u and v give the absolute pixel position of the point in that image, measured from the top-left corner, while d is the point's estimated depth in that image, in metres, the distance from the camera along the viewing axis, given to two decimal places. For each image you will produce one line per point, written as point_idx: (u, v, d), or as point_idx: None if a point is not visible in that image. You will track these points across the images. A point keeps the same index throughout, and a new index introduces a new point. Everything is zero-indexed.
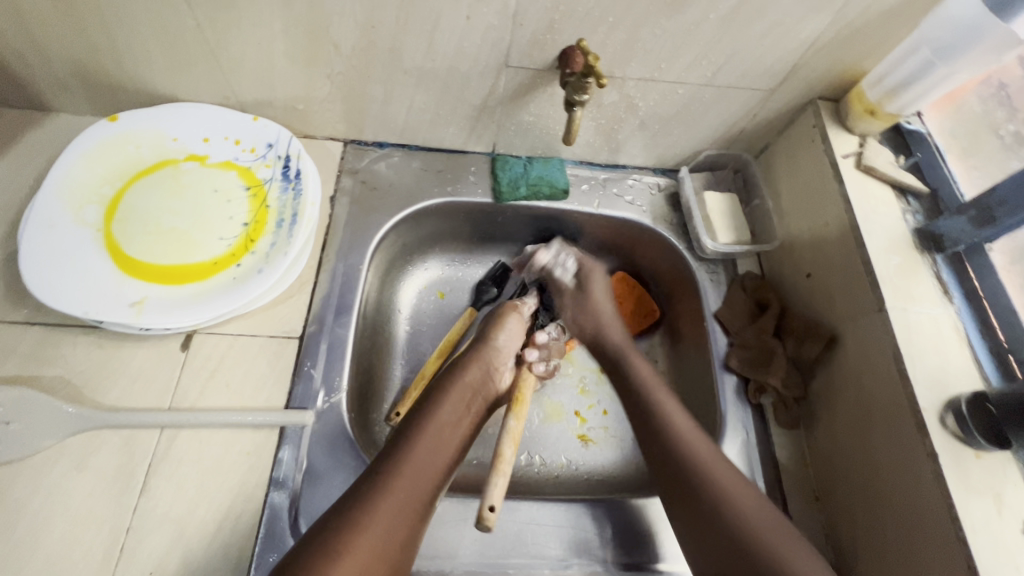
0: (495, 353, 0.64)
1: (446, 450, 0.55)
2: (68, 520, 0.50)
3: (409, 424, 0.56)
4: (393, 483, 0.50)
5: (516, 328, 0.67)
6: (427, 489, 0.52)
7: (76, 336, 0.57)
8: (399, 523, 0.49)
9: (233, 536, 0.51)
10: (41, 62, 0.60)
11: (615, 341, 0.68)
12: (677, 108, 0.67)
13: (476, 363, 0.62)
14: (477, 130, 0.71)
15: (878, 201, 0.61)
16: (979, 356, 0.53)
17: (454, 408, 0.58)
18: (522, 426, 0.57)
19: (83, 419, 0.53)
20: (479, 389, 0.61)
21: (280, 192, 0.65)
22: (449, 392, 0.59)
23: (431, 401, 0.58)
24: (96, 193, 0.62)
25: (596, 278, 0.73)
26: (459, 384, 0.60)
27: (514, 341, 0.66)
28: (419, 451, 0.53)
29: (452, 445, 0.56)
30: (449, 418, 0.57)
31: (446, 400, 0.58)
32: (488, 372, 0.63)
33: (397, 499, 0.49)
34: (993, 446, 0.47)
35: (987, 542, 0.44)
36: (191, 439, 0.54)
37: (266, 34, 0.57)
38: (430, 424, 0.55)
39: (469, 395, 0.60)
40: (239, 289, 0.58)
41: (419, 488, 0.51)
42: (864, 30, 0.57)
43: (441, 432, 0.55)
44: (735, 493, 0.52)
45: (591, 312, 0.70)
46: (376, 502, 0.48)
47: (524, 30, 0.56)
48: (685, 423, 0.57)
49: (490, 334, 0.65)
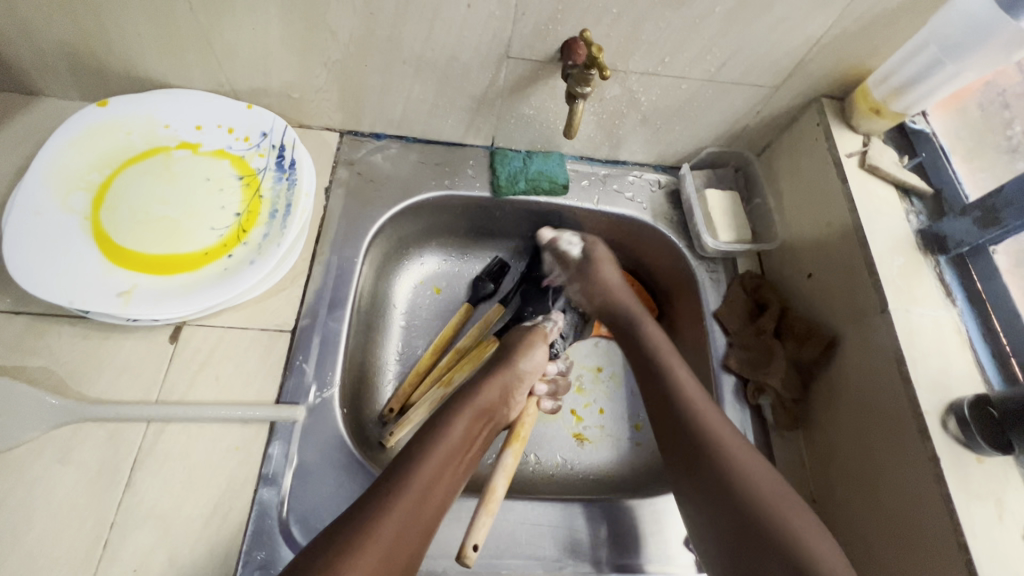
0: (515, 379, 0.62)
1: (454, 472, 0.54)
2: (51, 515, 0.48)
3: (421, 439, 0.54)
4: (401, 500, 0.48)
5: (540, 360, 0.65)
6: (435, 510, 0.50)
7: (61, 326, 0.56)
8: (405, 543, 0.47)
9: (220, 533, 0.50)
10: (28, 43, 0.58)
11: (626, 307, 0.69)
12: (680, 104, 0.66)
13: (495, 384, 0.61)
14: (476, 122, 0.70)
15: (881, 201, 0.60)
16: (981, 359, 0.52)
17: (467, 427, 0.57)
18: (516, 463, 0.59)
19: (66, 411, 0.51)
20: (492, 416, 0.61)
21: (274, 182, 0.64)
22: (463, 409, 0.58)
23: (443, 418, 0.57)
24: (84, 179, 0.60)
25: (601, 250, 0.73)
26: (473, 406, 0.59)
27: (536, 369, 0.65)
28: (428, 468, 0.52)
29: (461, 466, 0.55)
30: (462, 440, 0.56)
31: (459, 419, 0.57)
32: (504, 397, 0.62)
33: (404, 516, 0.48)
34: (995, 450, 0.46)
35: (989, 547, 0.43)
36: (178, 433, 0.53)
37: (262, 19, 0.55)
38: (444, 444, 0.54)
39: (481, 418, 0.59)
40: (231, 280, 0.57)
41: (426, 508, 0.50)
42: (871, 27, 0.56)
43: (454, 454, 0.54)
44: (769, 492, 0.50)
45: (599, 283, 0.71)
46: (384, 517, 0.47)
47: (525, 20, 0.55)
48: (711, 414, 0.56)
49: (515, 357, 0.64)
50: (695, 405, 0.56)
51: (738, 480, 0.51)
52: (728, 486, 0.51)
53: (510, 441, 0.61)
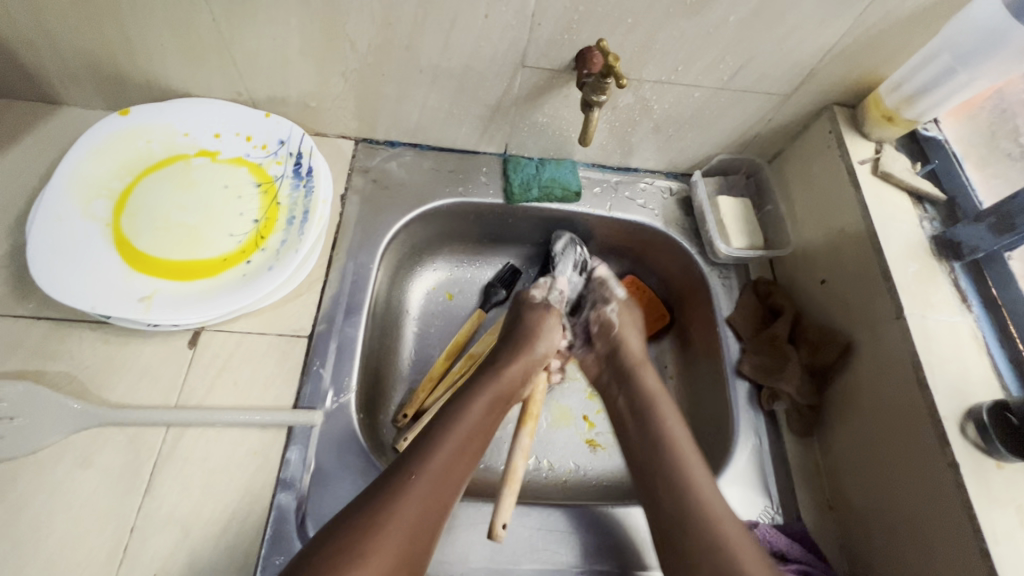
0: (534, 359, 0.63)
1: (474, 452, 0.54)
2: (71, 519, 0.49)
3: (440, 420, 0.54)
4: (422, 479, 0.49)
5: (557, 337, 0.66)
6: (455, 486, 0.51)
7: (82, 331, 0.56)
8: (427, 519, 0.48)
9: (239, 537, 0.50)
10: (54, 53, 0.59)
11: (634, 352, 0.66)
12: (692, 112, 0.67)
13: (518, 365, 0.62)
14: (490, 130, 0.71)
15: (895, 208, 0.60)
16: (998, 365, 0.52)
17: (488, 406, 0.57)
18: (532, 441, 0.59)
19: (87, 416, 0.52)
20: (511, 396, 0.61)
21: (291, 188, 0.65)
22: (484, 389, 0.58)
23: (462, 399, 0.57)
24: (105, 186, 0.61)
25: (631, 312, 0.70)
26: (494, 385, 0.59)
27: (552, 346, 0.65)
28: (448, 448, 0.52)
29: (481, 446, 0.55)
30: (482, 419, 0.56)
31: (478, 400, 0.57)
32: (523, 376, 0.62)
33: (425, 494, 0.48)
34: (1015, 456, 0.46)
35: (1011, 554, 0.43)
36: (197, 438, 0.53)
37: (282, 29, 0.56)
38: (464, 424, 0.55)
39: (502, 396, 0.59)
40: (249, 285, 0.57)
41: (448, 487, 0.50)
42: (882, 36, 0.57)
43: (474, 434, 0.55)
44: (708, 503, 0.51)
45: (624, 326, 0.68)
46: (405, 496, 0.47)
47: (542, 30, 0.55)
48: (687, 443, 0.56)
49: (534, 337, 0.64)
50: (674, 438, 0.56)
51: (679, 480, 0.53)
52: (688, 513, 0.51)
53: (523, 417, 0.61)
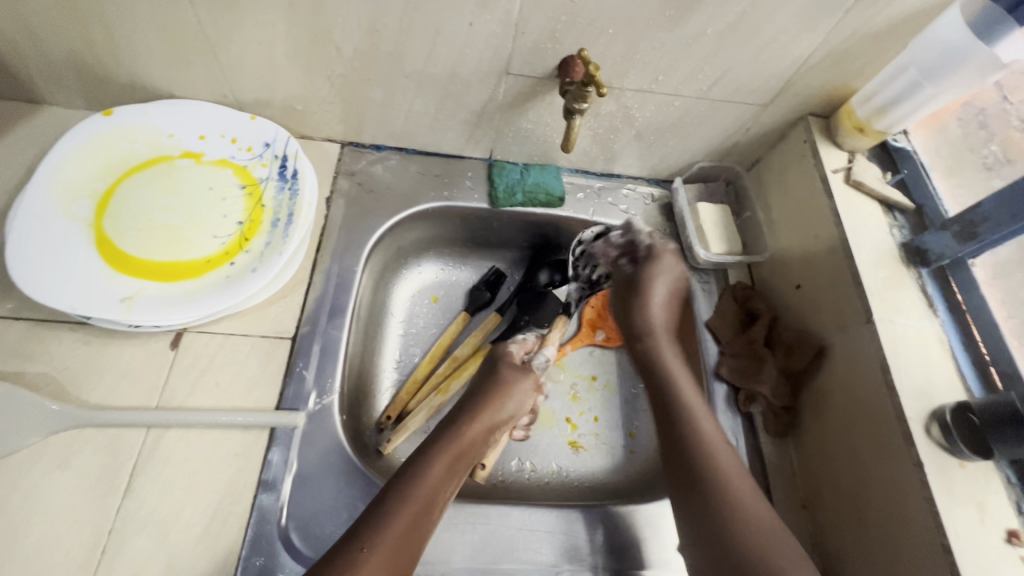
0: (495, 417, 0.60)
1: (428, 524, 0.50)
2: (48, 521, 0.48)
3: (396, 488, 0.51)
4: (373, 554, 0.46)
5: (526, 390, 0.63)
6: (419, 543, 0.49)
7: (62, 332, 0.56)
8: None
9: (219, 539, 0.50)
10: (36, 52, 0.59)
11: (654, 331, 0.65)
12: (673, 120, 0.68)
13: (479, 422, 0.59)
14: (475, 136, 0.72)
15: (866, 215, 0.62)
16: (962, 368, 0.54)
17: (446, 469, 0.54)
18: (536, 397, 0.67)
19: (66, 416, 0.52)
20: (475, 452, 0.58)
21: (276, 191, 0.65)
22: (440, 451, 0.55)
23: (419, 463, 0.54)
24: (88, 187, 0.61)
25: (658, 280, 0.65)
26: (455, 444, 0.56)
27: (516, 408, 0.62)
28: (400, 522, 0.48)
29: (436, 516, 0.52)
30: (445, 471, 0.54)
31: (440, 458, 0.55)
32: (488, 431, 0.60)
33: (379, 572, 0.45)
34: (976, 455, 0.48)
35: (971, 549, 0.45)
36: (177, 439, 0.53)
37: (268, 32, 0.57)
38: (424, 482, 0.52)
39: (468, 450, 0.57)
40: (233, 287, 0.58)
41: (414, 538, 0.48)
42: (854, 50, 0.59)
43: (435, 491, 0.52)
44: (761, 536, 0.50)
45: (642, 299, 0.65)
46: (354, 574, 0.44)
47: (525, 38, 0.57)
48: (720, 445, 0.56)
49: (495, 402, 0.61)
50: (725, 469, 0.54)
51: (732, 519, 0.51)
52: (721, 524, 0.51)
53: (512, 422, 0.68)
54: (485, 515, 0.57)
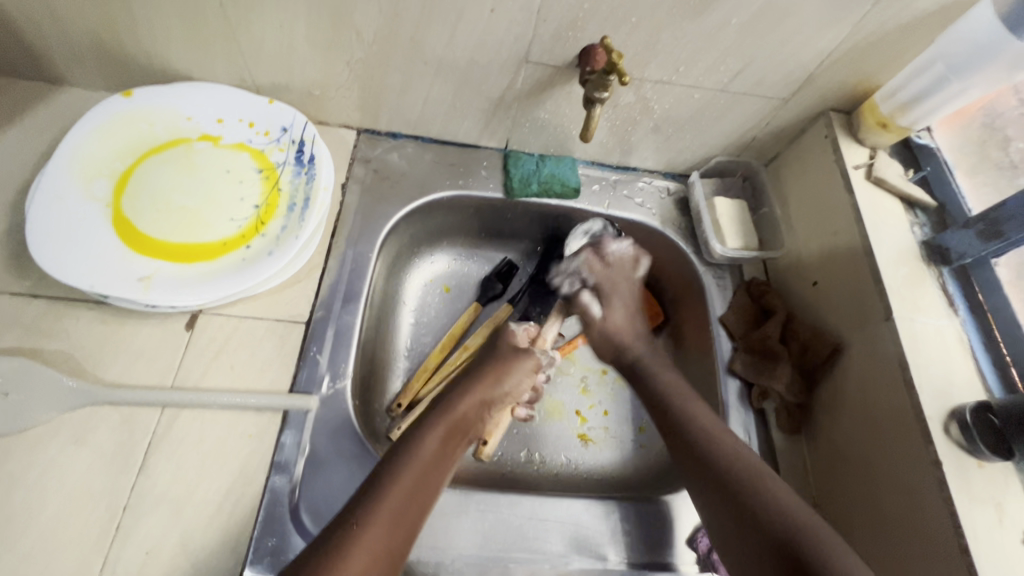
0: (495, 388, 0.61)
1: (425, 496, 0.50)
2: (63, 496, 0.49)
3: (391, 459, 0.51)
4: (369, 529, 0.46)
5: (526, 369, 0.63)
6: (417, 515, 0.49)
7: (79, 310, 0.56)
8: (378, 567, 0.45)
9: (232, 519, 0.50)
10: (58, 32, 0.59)
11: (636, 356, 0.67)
12: (692, 113, 0.68)
13: (470, 396, 0.59)
14: (492, 125, 0.72)
15: (887, 213, 0.62)
16: (982, 368, 0.54)
17: (440, 442, 0.54)
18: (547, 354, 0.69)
19: (82, 394, 0.52)
20: (469, 428, 0.58)
21: (292, 176, 0.65)
22: (435, 426, 0.55)
23: (413, 437, 0.54)
24: (107, 167, 0.61)
25: (619, 291, 0.71)
26: (447, 420, 0.56)
27: (517, 386, 0.63)
28: (394, 499, 0.48)
29: (434, 488, 0.52)
30: (439, 444, 0.54)
31: (433, 433, 0.55)
32: (482, 405, 0.60)
33: (374, 546, 0.45)
34: (995, 455, 0.47)
35: (989, 549, 0.45)
36: (192, 419, 0.54)
37: (289, 16, 0.56)
38: (418, 458, 0.52)
39: (461, 424, 0.57)
40: (249, 270, 0.58)
41: (410, 512, 0.48)
42: (878, 45, 0.58)
43: (429, 468, 0.52)
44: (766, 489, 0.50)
45: (606, 322, 0.69)
46: (352, 549, 0.44)
47: (546, 26, 0.56)
48: (706, 416, 0.58)
49: (494, 375, 0.61)
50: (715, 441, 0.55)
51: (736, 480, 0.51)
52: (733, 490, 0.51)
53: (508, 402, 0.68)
54: (495, 503, 0.56)
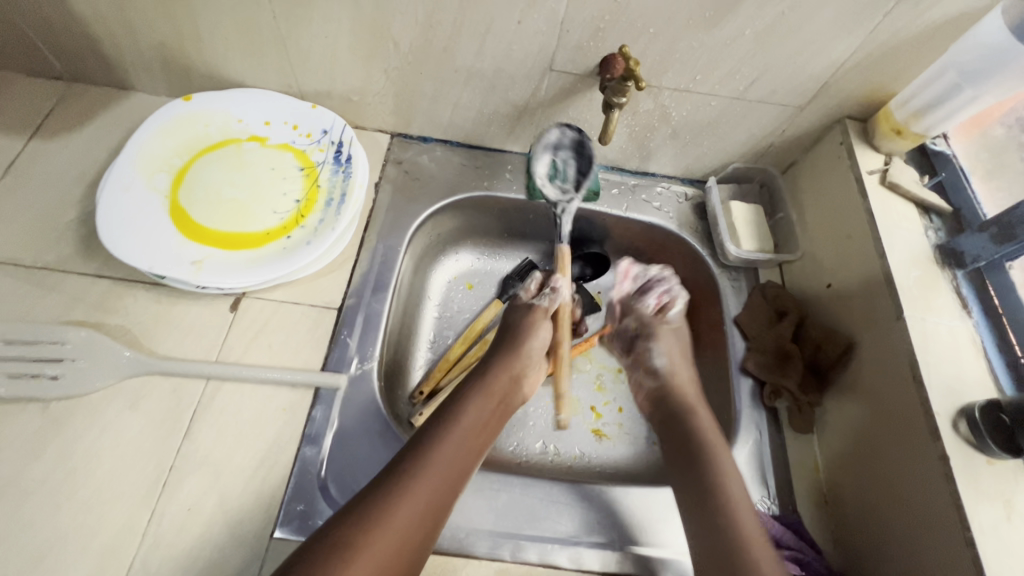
0: (524, 359, 0.64)
1: (465, 461, 0.54)
2: (118, 454, 0.54)
3: (437, 423, 0.56)
4: (418, 482, 0.50)
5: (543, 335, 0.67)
6: (458, 478, 0.53)
7: (137, 291, 0.62)
8: (425, 519, 0.49)
9: (265, 484, 0.54)
10: (131, 43, 0.66)
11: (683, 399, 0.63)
12: (709, 120, 0.70)
13: (504, 373, 0.62)
14: (517, 130, 0.76)
15: (900, 216, 0.63)
16: (994, 369, 0.54)
17: (479, 413, 0.58)
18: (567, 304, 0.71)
19: (137, 363, 0.57)
20: (504, 398, 0.62)
21: (331, 173, 0.70)
22: (474, 398, 0.59)
23: (456, 404, 0.58)
24: (167, 163, 0.68)
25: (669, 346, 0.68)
26: (483, 390, 0.60)
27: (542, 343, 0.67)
28: (438, 460, 0.52)
29: (474, 455, 0.55)
30: (477, 416, 0.58)
31: (472, 403, 0.59)
32: (514, 379, 0.63)
33: (420, 500, 0.49)
34: (1005, 453, 0.47)
35: (995, 543, 0.45)
36: (232, 391, 0.58)
37: (334, 28, 0.62)
38: (459, 424, 0.56)
39: (495, 400, 0.60)
40: (289, 257, 0.63)
41: (452, 471, 0.52)
42: (892, 53, 0.60)
43: (469, 435, 0.56)
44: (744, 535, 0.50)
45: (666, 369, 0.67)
46: (400, 498, 0.49)
47: (570, 36, 0.60)
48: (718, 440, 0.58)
49: (519, 339, 0.66)
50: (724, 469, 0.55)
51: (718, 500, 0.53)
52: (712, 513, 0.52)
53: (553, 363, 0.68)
54: (508, 484, 0.59)
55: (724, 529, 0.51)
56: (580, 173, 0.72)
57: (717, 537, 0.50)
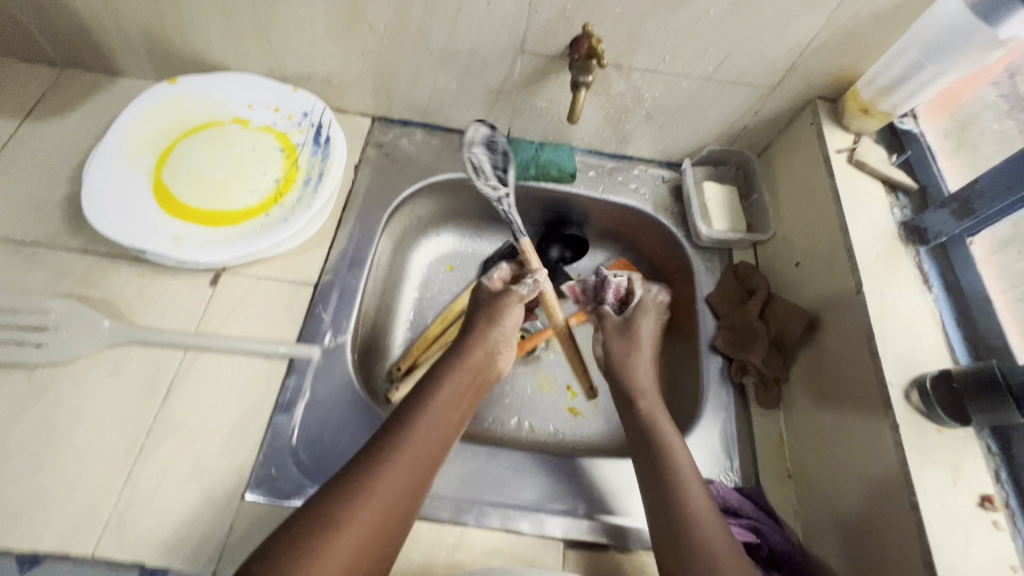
0: (500, 335, 0.64)
1: (443, 435, 0.54)
2: (99, 419, 0.56)
3: (414, 399, 0.56)
4: (398, 454, 0.50)
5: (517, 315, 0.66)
6: (437, 451, 0.53)
7: (121, 266, 0.64)
8: (405, 490, 0.49)
9: (238, 448, 0.56)
10: (117, 27, 0.69)
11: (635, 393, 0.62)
12: (681, 102, 0.71)
13: (480, 349, 0.62)
14: (494, 113, 0.77)
15: (867, 194, 0.63)
16: (951, 341, 0.55)
17: (456, 389, 0.58)
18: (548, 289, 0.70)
19: (118, 333, 0.60)
20: (480, 373, 0.61)
21: (310, 154, 0.72)
22: (452, 374, 0.59)
23: (433, 381, 0.58)
24: (152, 143, 0.70)
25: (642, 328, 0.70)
26: (461, 365, 0.60)
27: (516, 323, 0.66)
28: (417, 434, 0.52)
29: (451, 429, 0.56)
30: (454, 393, 0.58)
31: (448, 380, 0.58)
32: (490, 354, 0.63)
33: (400, 471, 0.50)
34: (954, 421, 0.48)
35: (939, 507, 0.46)
36: (209, 361, 0.60)
37: (310, 11, 0.64)
38: (435, 399, 0.56)
39: (472, 377, 0.60)
40: (266, 234, 0.65)
41: (431, 444, 0.53)
42: (858, 32, 0.60)
43: (446, 409, 0.56)
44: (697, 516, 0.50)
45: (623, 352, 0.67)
46: (379, 469, 0.49)
47: (538, 17, 0.61)
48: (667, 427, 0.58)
49: (495, 317, 0.65)
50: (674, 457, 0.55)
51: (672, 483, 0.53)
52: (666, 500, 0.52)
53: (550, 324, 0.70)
54: (474, 454, 0.61)
55: (683, 514, 0.50)
56: (498, 169, 0.72)
57: (674, 523, 0.50)
